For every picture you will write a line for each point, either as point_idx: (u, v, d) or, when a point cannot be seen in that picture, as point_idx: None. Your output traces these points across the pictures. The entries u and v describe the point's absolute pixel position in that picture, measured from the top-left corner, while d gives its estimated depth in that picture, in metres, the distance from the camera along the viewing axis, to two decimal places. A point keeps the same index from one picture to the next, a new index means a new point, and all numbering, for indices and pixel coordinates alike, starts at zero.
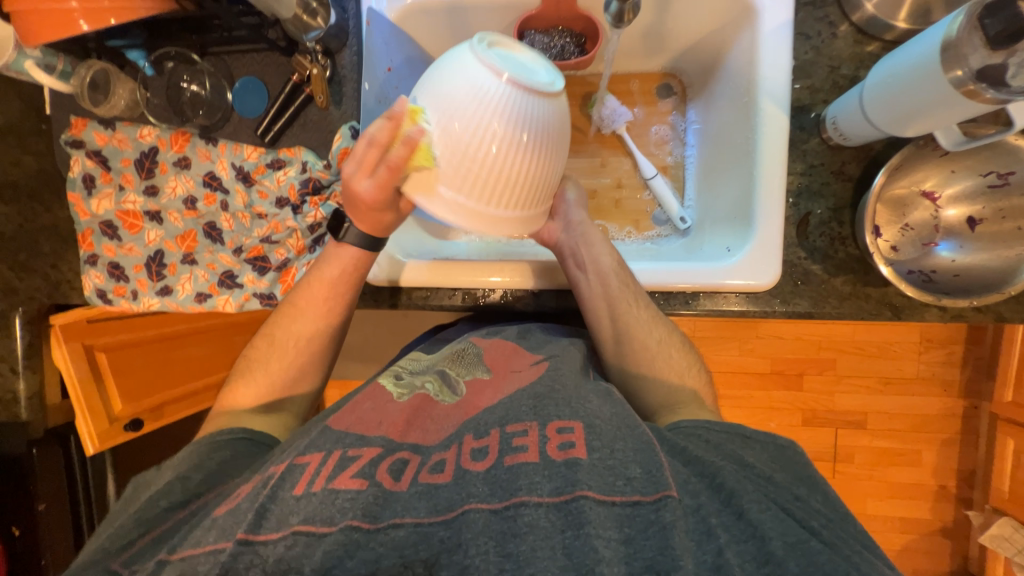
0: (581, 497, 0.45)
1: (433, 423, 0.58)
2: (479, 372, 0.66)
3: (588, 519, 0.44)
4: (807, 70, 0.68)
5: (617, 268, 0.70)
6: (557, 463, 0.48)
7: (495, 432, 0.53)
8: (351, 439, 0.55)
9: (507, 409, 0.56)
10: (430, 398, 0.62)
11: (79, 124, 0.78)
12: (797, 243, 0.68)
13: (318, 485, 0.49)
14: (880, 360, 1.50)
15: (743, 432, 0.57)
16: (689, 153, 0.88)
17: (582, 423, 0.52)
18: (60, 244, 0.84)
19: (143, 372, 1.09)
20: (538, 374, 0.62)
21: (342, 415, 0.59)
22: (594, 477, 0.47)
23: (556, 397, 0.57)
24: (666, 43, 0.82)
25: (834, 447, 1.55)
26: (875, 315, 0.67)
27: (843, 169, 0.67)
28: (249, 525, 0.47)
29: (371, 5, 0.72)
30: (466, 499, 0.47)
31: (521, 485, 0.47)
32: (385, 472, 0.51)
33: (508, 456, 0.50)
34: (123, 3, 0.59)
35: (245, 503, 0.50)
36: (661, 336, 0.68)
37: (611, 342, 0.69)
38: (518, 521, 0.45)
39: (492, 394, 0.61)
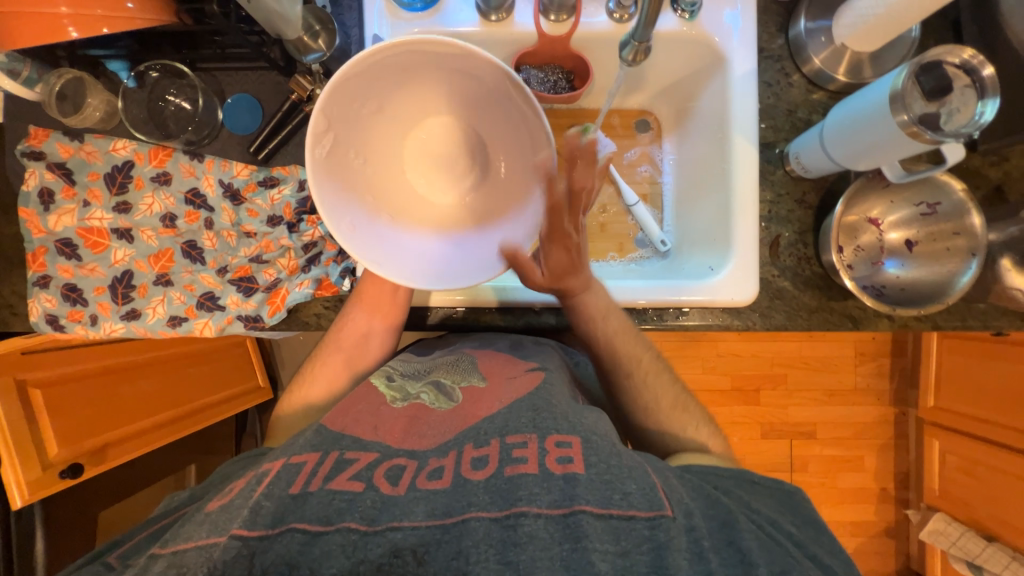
0: (580, 511, 0.43)
1: (430, 428, 0.54)
2: (474, 378, 0.61)
3: (586, 532, 0.42)
4: (770, 113, 0.78)
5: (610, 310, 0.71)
6: (555, 475, 0.46)
7: (496, 441, 0.50)
8: (347, 441, 0.51)
9: (507, 418, 0.53)
10: (428, 406, 0.58)
11: (41, 135, 0.72)
12: (770, 263, 0.76)
13: (314, 484, 0.46)
14: (825, 374, 1.64)
15: (752, 476, 0.54)
16: (665, 181, 0.96)
17: (580, 437, 0.50)
18: (2, 264, 0.75)
19: (85, 410, 0.97)
20: (532, 384, 0.58)
21: (338, 414, 0.56)
22: (591, 490, 0.45)
23: (552, 411, 0.53)
24: (645, 84, 0.91)
25: (790, 458, 1.65)
26: (837, 325, 0.75)
27: (804, 198, 0.76)
28: (245, 522, 0.43)
29: (374, 32, 0.74)
30: (466, 507, 0.44)
31: (521, 495, 0.44)
32: (382, 477, 0.47)
33: (508, 466, 0.47)
34: (119, 12, 0.56)
35: (237, 500, 0.46)
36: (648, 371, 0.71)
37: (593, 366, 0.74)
38: (518, 530, 0.42)
39: (490, 403, 0.57)
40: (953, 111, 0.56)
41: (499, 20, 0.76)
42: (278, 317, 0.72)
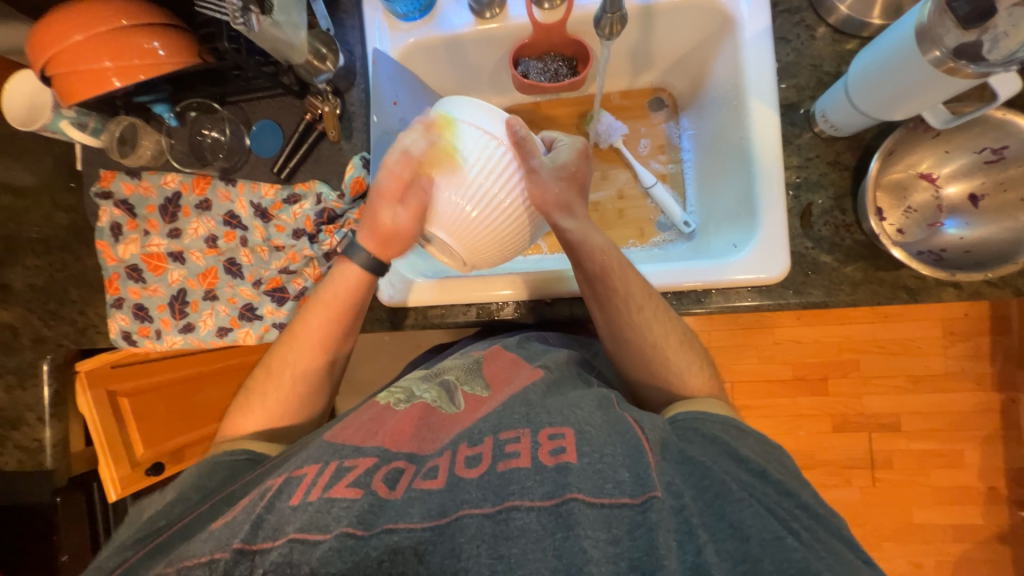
0: (571, 499, 0.43)
1: (429, 429, 0.54)
2: (478, 386, 0.62)
3: (577, 521, 0.41)
4: (791, 71, 0.71)
5: (622, 264, 0.65)
6: (547, 468, 0.45)
7: (489, 439, 0.50)
8: (347, 450, 0.51)
9: (500, 417, 0.52)
10: (429, 406, 0.58)
11: (109, 176, 0.83)
12: (802, 234, 0.69)
13: (313, 494, 0.47)
14: (906, 358, 1.45)
15: (739, 423, 0.54)
16: (685, 159, 0.91)
17: (572, 429, 0.49)
18: (87, 291, 0.88)
19: (164, 417, 1.08)
20: (534, 377, 0.59)
21: (341, 428, 0.55)
22: (583, 479, 0.44)
23: (547, 405, 0.53)
24: (654, 60, 0.87)
25: (869, 454, 1.47)
26: (890, 298, 0.66)
27: (838, 159, 0.69)
28: (246, 534, 0.45)
29: (375, 46, 0.78)
30: (460, 505, 0.44)
31: (513, 490, 0.44)
32: (381, 481, 0.48)
33: (501, 461, 0.47)
34: (152, 60, 0.64)
35: (240, 516, 0.47)
36: (681, 340, 0.64)
37: (608, 337, 0.66)
38: (510, 524, 0.42)
39: (488, 406, 0.56)
40: (999, 36, 0.50)
41: (493, 16, 0.77)
42: None
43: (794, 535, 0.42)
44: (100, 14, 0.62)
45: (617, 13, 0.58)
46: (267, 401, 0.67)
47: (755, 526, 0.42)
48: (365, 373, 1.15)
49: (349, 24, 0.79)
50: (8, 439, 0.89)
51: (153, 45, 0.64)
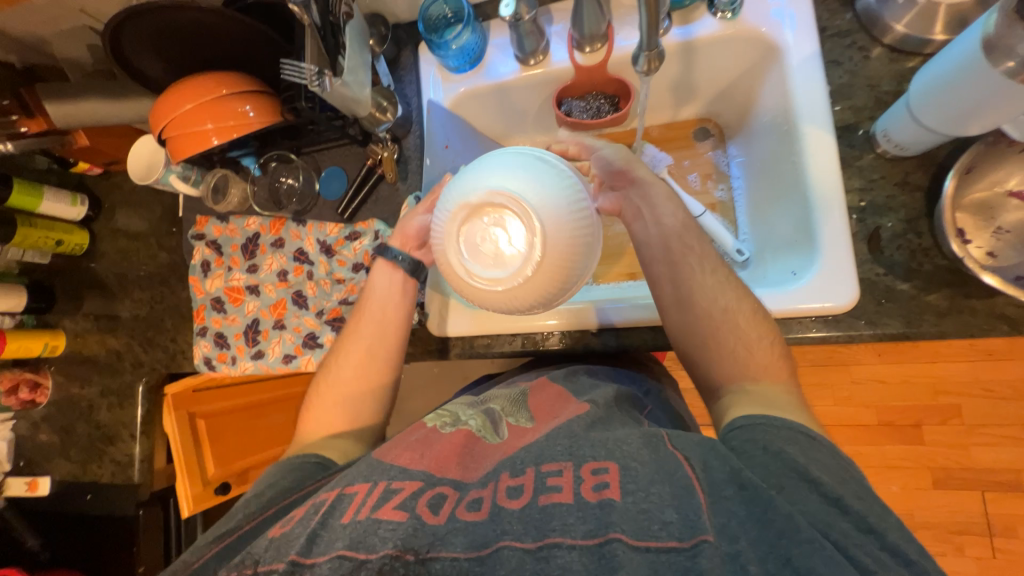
0: (614, 540, 0.41)
1: (473, 458, 0.55)
2: (522, 418, 0.61)
3: (620, 564, 0.39)
4: (845, 93, 0.69)
5: (698, 254, 0.63)
6: (590, 505, 0.44)
7: (531, 470, 0.49)
8: (394, 471, 0.52)
9: (542, 448, 0.51)
10: (473, 434, 0.59)
11: (203, 221, 0.96)
12: (872, 260, 0.64)
13: (363, 513, 0.47)
14: (1020, 402, 1.24)
15: (807, 432, 0.50)
16: (735, 186, 0.89)
17: (617, 464, 0.47)
18: (178, 320, 1.00)
19: (231, 438, 1.17)
20: (581, 411, 0.58)
21: (389, 447, 0.57)
22: (626, 518, 0.42)
23: (591, 437, 0.51)
24: (697, 92, 0.87)
25: (984, 517, 1.24)
26: (987, 330, 0.59)
27: (907, 179, 0.64)
28: (301, 548, 0.46)
29: (431, 97, 0.86)
30: (500, 536, 0.43)
31: (555, 526, 0.43)
32: (425, 505, 0.48)
33: (542, 495, 0.46)
34: (244, 121, 0.75)
35: (297, 528, 0.49)
36: (758, 341, 0.59)
37: (681, 339, 0.62)
38: (551, 564, 0.40)
39: (533, 435, 0.56)
40: None
41: (538, 62, 0.82)
42: None
43: None
44: (203, 87, 0.74)
45: (654, 50, 0.60)
46: (331, 402, 0.70)
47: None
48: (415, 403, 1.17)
49: (407, 79, 0.88)
50: (105, 453, 1.00)
51: (245, 109, 0.75)
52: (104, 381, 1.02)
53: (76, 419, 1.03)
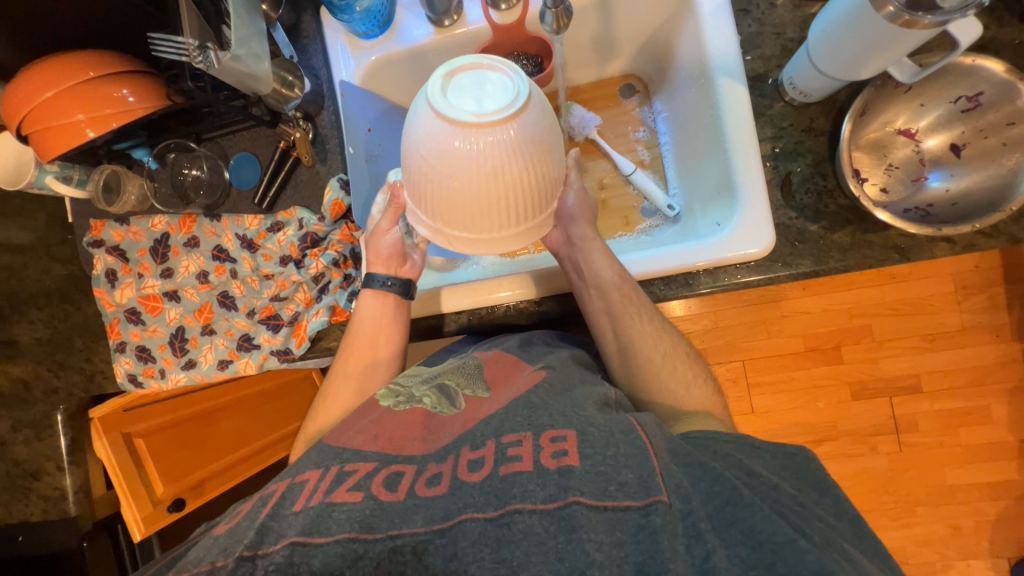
0: (574, 502, 0.42)
1: (428, 431, 0.54)
2: (479, 389, 0.61)
3: (580, 524, 0.41)
4: (755, 42, 0.71)
5: (619, 282, 0.67)
6: (550, 471, 0.45)
7: (491, 442, 0.49)
8: (347, 453, 0.51)
9: (502, 420, 0.52)
10: (429, 411, 0.57)
11: (98, 225, 0.84)
12: (784, 205, 0.68)
13: (316, 498, 0.46)
14: (918, 317, 1.41)
15: (749, 441, 0.53)
16: (662, 141, 0.91)
17: (575, 431, 0.49)
18: (90, 338, 0.90)
19: (177, 453, 1.10)
20: (535, 379, 0.59)
21: (342, 429, 0.56)
22: (586, 481, 0.43)
23: (550, 407, 0.53)
24: (619, 47, 0.86)
25: (892, 419, 1.43)
26: (882, 260, 0.65)
27: (812, 125, 0.68)
28: (252, 541, 0.43)
29: (341, 77, 0.78)
30: (462, 509, 0.43)
31: (515, 493, 0.43)
32: (382, 484, 0.47)
33: (503, 465, 0.46)
34: (121, 107, 0.66)
35: (245, 521, 0.47)
36: (665, 351, 0.66)
37: (615, 354, 0.67)
38: (513, 528, 0.41)
39: (490, 405, 0.56)
40: None
41: (453, 23, 0.78)
42: (303, 347, 0.77)
43: (806, 539, 0.42)
44: (63, 71, 0.63)
45: (559, 7, 0.58)
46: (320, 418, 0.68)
47: (766, 530, 0.41)
48: None
49: (312, 49, 0.81)
50: (30, 490, 0.91)
51: (122, 93, 0.65)
52: (12, 414, 0.92)
53: None
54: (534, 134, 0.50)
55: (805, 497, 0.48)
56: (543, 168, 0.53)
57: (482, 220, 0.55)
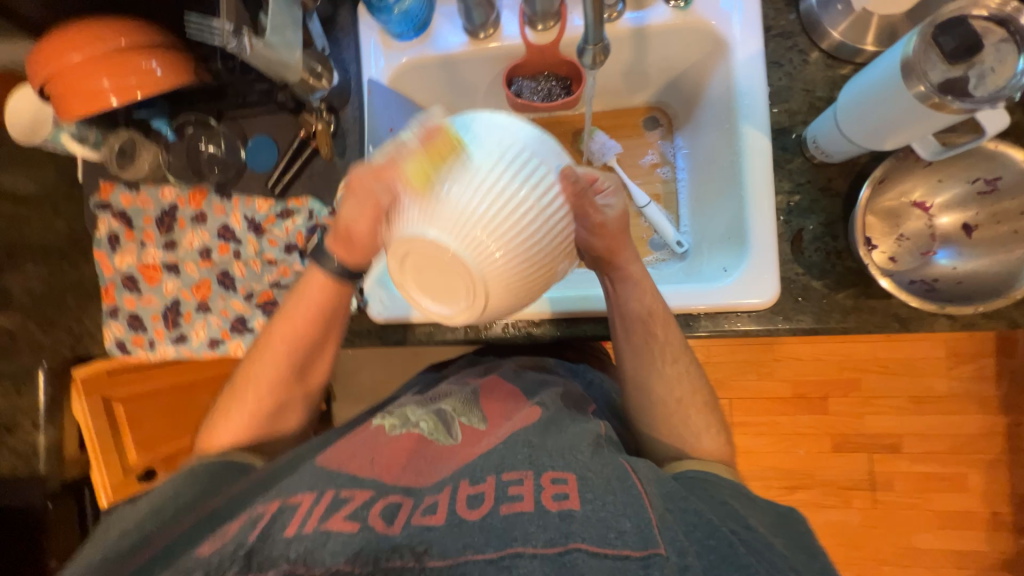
0: (574, 549, 0.41)
1: (426, 463, 0.53)
2: (475, 419, 0.60)
3: (580, 572, 0.39)
4: (783, 95, 0.71)
5: (651, 316, 0.63)
6: (551, 514, 0.43)
7: (491, 478, 0.48)
8: (343, 479, 0.49)
9: (503, 456, 0.50)
10: (424, 438, 0.56)
11: (107, 188, 0.84)
12: (793, 260, 0.68)
13: (309, 525, 0.44)
14: (908, 378, 1.42)
15: (748, 490, 0.54)
16: (680, 176, 0.91)
17: (574, 474, 0.48)
18: (84, 300, 0.89)
19: (153, 422, 1.09)
20: (529, 419, 0.57)
21: (334, 453, 0.54)
22: (588, 527, 0.42)
23: (548, 447, 0.51)
24: (648, 80, 0.87)
25: (870, 475, 1.43)
26: (881, 327, 0.66)
27: (830, 185, 0.69)
28: (241, 565, 0.40)
29: (370, 75, 0.79)
30: (462, 551, 0.41)
31: (516, 535, 0.42)
32: (378, 516, 0.45)
33: (504, 505, 0.45)
34: (149, 79, 0.65)
35: (228, 545, 0.43)
36: (682, 397, 0.64)
37: (632, 388, 0.66)
38: (514, 574, 0.39)
39: (489, 441, 0.55)
40: (986, 72, 0.50)
41: (488, 36, 0.78)
42: None
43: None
44: (96, 36, 0.63)
45: (599, 44, 0.57)
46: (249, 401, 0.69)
47: None
48: (362, 382, 1.15)
49: (344, 42, 0.81)
50: (3, 444, 0.90)
51: (151, 66, 0.65)
52: None
53: None
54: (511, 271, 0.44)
55: (796, 557, 0.48)
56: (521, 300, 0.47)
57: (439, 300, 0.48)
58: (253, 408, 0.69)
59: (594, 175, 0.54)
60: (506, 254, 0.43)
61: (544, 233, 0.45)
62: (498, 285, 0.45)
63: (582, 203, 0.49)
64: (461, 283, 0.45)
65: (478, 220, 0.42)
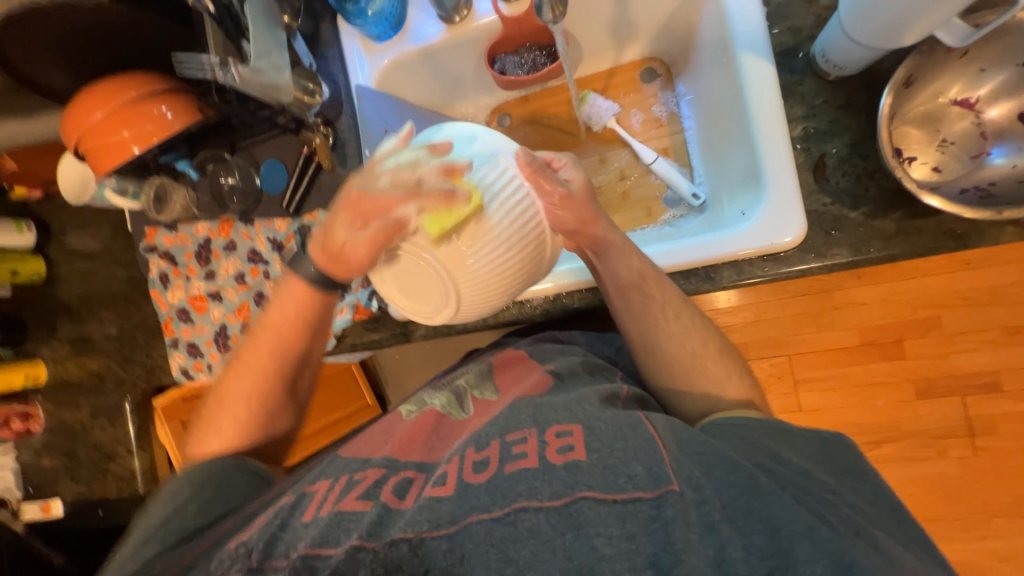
0: (580, 498, 0.41)
1: (438, 439, 0.56)
2: (487, 391, 0.62)
3: (587, 519, 0.40)
4: (783, 14, 0.66)
5: (647, 277, 0.62)
6: (557, 467, 0.44)
7: (496, 441, 0.49)
8: (357, 464, 0.53)
9: (507, 419, 0.51)
10: (440, 412, 0.60)
11: (152, 233, 0.93)
12: (818, 190, 0.62)
13: (325, 509, 0.47)
14: (997, 308, 1.25)
15: (782, 424, 0.52)
16: (687, 125, 0.86)
17: (581, 425, 0.48)
18: (150, 336, 1.00)
19: None
20: (542, 387, 0.58)
21: (353, 444, 0.58)
22: (594, 475, 0.43)
23: (554, 402, 0.52)
24: (637, 29, 0.83)
25: (966, 421, 1.29)
26: (936, 247, 0.59)
27: (850, 101, 0.62)
28: (259, 552, 0.45)
29: (358, 82, 0.81)
30: (468, 512, 0.43)
31: (521, 491, 0.43)
32: (390, 492, 0.48)
33: (509, 464, 0.46)
34: (163, 124, 0.71)
35: (253, 531, 0.48)
36: (694, 350, 0.62)
37: (644, 358, 0.64)
38: (519, 527, 0.41)
39: (499, 407, 0.57)
40: None
41: (463, 20, 0.78)
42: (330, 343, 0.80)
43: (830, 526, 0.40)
44: (113, 93, 0.69)
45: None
46: (233, 409, 0.66)
47: (786, 519, 0.40)
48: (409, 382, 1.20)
49: (330, 56, 0.83)
50: (108, 470, 1.03)
51: (163, 111, 0.71)
52: (91, 403, 1.03)
53: (73, 442, 1.04)
54: (498, 270, 0.49)
55: (839, 483, 0.47)
56: (500, 296, 0.52)
57: (427, 293, 0.51)
58: (238, 415, 0.66)
59: (547, 157, 0.57)
60: (463, 245, 0.47)
61: (528, 228, 0.50)
62: (468, 278, 0.49)
63: (541, 181, 0.51)
64: (433, 279, 0.49)
65: (440, 221, 0.47)
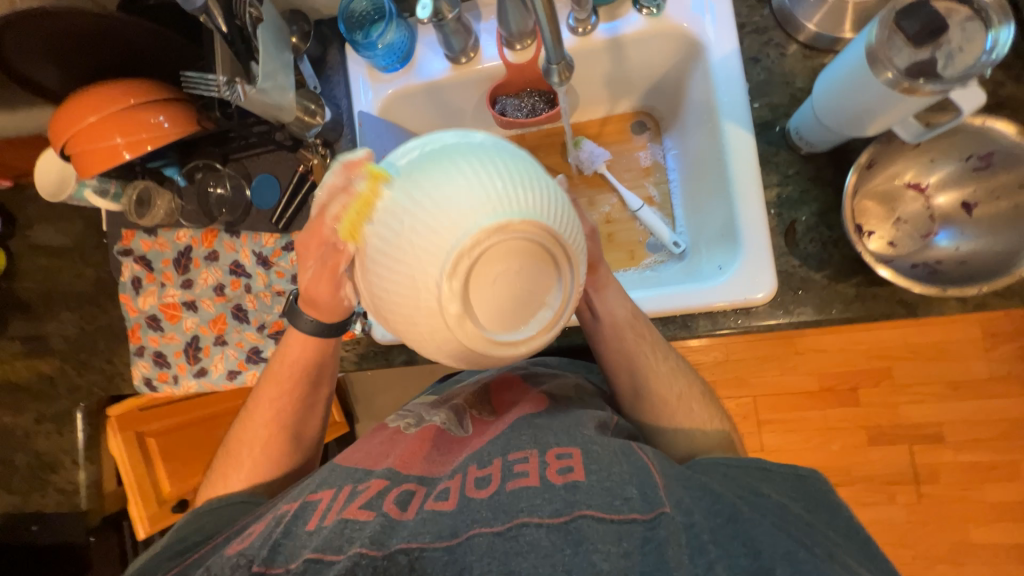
0: (580, 516, 0.42)
1: (439, 453, 0.55)
2: (485, 412, 0.63)
3: (587, 536, 0.41)
4: (764, 89, 0.72)
5: (632, 320, 0.64)
6: (556, 487, 0.45)
7: (498, 460, 0.49)
8: (360, 472, 0.52)
9: (507, 439, 0.52)
10: (441, 428, 0.60)
11: (129, 235, 0.90)
12: (788, 253, 0.67)
13: (329, 519, 0.47)
14: (941, 363, 1.35)
15: (761, 465, 0.54)
16: (671, 177, 0.91)
17: (580, 448, 0.49)
18: (111, 341, 0.94)
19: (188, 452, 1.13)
20: (540, 405, 0.59)
21: (350, 452, 0.58)
22: (593, 495, 0.44)
23: (552, 425, 0.53)
24: (631, 86, 0.88)
25: (913, 468, 1.36)
26: (889, 313, 0.64)
27: (819, 174, 0.68)
28: (263, 559, 0.45)
29: (360, 107, 0.82)
30: (470, 524, 0.43)
31: (522, 506, 0.43)
32: (392, 502, 0.47)
33: (510, 481, 0.46)
34: (158, 133, 0.70)
35: (257, 540, 0.48)
36: (680, 393, 0.64)
37: (629, 395, 0.66)
38: (520, 540, 0.41)
39: (497, 426, 0.57)
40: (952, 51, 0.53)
41: (469, 61, 0.81)
42: None
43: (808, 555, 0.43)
44: (109, 97, 0.68)
45: (561, 63, 0.62)
46: (243, 465, 0.66)
47: (766, 542, 0.42)
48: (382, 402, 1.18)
49: (335, 80, 0.84)
50: (48, 482, 0.96)
51: (158, 120, 0.70)
52: (38, 407, 0.96)
53: (12, 449, 0.97)
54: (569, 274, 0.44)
55: (814, 517, 0.50)
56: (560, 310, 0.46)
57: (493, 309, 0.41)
58: (246, 465, 0.65)
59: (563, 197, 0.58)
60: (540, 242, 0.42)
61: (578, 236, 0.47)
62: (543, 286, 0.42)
63: None
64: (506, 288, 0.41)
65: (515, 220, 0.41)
